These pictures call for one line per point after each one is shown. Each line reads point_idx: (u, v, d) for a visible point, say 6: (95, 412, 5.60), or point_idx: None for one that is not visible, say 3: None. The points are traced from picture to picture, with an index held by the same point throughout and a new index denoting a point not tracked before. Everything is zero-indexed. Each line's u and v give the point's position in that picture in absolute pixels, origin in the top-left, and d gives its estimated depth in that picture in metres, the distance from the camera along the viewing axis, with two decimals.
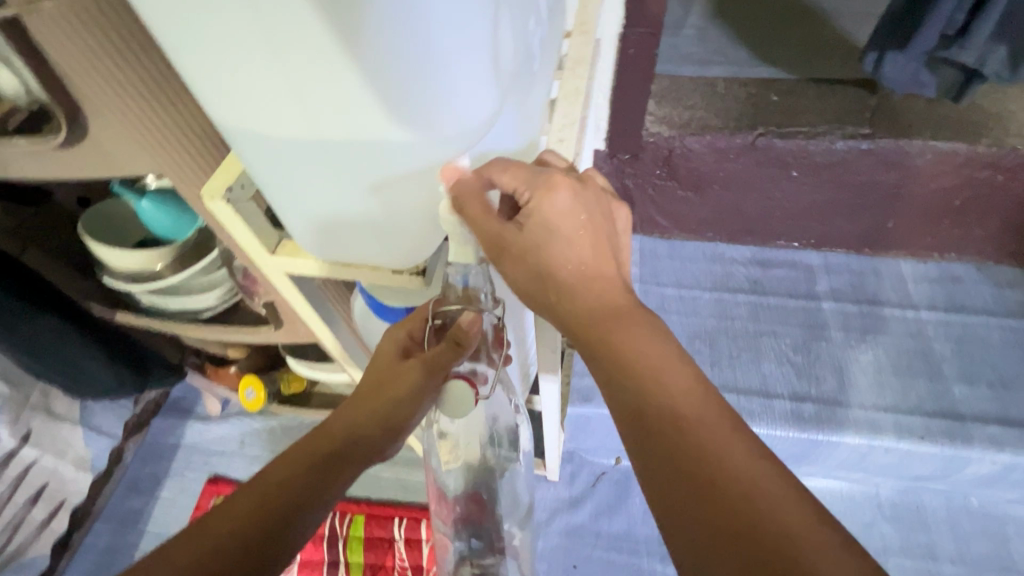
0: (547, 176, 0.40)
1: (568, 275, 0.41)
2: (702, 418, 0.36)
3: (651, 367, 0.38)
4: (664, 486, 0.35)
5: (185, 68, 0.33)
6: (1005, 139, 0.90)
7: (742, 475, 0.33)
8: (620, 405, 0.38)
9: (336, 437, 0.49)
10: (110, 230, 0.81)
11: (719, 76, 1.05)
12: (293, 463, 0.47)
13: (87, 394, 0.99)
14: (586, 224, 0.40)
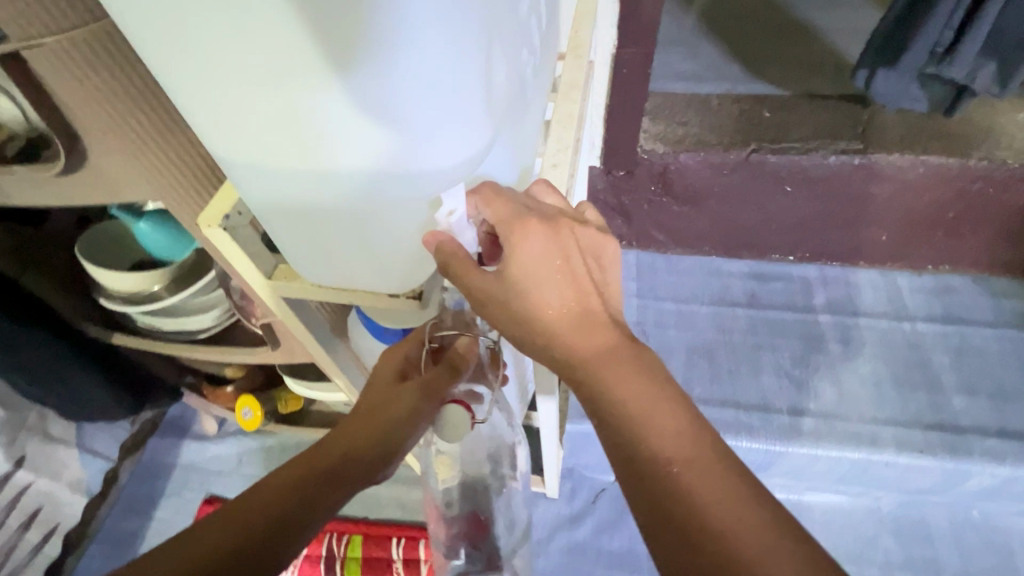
0: (522, 216, 0.39)
1: (553, 317, 0.39)
2: (690, 465, 0.35)
3: (638, 414, 0.37)
4: (654, 531, 0.35)
5: (181, 101, 0.34)
6: (996, 152, 0.91)
7: (730, 525, 0.33)
8: (615, 450, 0.38)
9: (333, 454, 0.48)
10: (108, 252, 0.81)
11: (712, 92, 1.07)
12: (291, 477, 0.46)
13: (81, 414, 0.98)
14: (563, 266, 0.39)
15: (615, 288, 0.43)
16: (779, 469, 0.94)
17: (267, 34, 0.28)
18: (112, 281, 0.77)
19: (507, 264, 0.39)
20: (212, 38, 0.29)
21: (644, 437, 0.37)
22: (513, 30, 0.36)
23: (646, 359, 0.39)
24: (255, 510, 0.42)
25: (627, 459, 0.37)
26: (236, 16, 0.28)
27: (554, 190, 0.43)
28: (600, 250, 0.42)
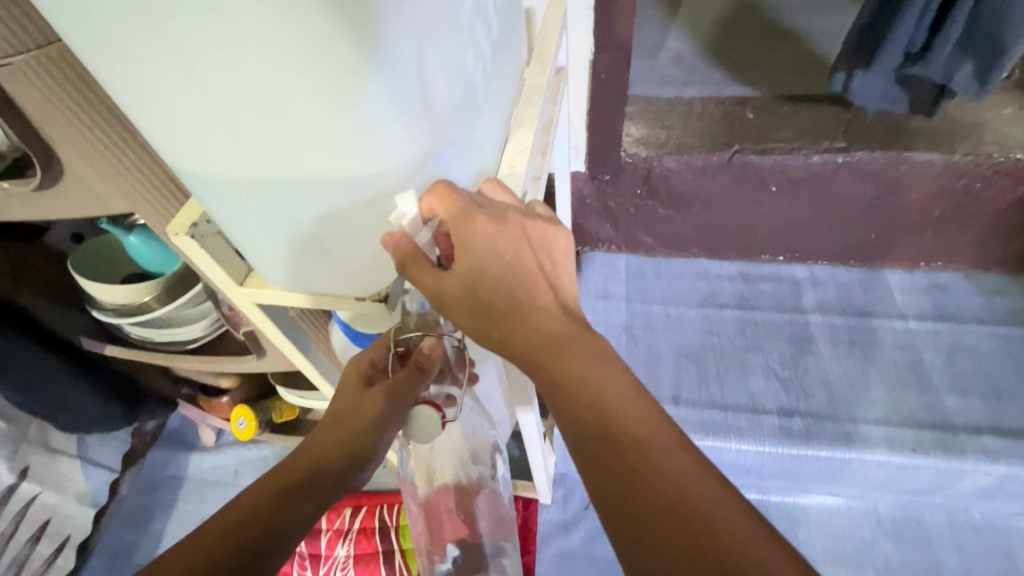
0: (470, 211, 0.39)
1: (506, 307, 0.40)
2: (644, 433, 0.37)
3: (596, 395, 0.38)
4: (609, 500, 0.37)
5: (133, 115, 0.35)
6: (981, 147, 0.91)
7: (682, 484, 0.35)
8: (570, 430, 0.39)
9: (303, 464, 0.51)
10: (99, 267, 0.82)
11: (696, 96, 1.08)
12: (259, 494, 0.48)
13: (81, 425, 1.01)
14: (515, 255, 0.40)
15: (569, 280, 0.43)
16: (770, 472, 0.94)
17: (201, 40, 0.30)
18: (105, 294, 0.79)
19: (462, 259, 0.40)
20: (147, 46, 0.30)
21: (601, 415, 0.38)
22: (450, 34, 0.37)
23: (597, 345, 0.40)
24: (221, 527, 0.45)
25: (585, 439, 0.38)
26: (170, 25, 0.29)
27: (503, 188, 0.44)
28: (550, 240, 0.43)
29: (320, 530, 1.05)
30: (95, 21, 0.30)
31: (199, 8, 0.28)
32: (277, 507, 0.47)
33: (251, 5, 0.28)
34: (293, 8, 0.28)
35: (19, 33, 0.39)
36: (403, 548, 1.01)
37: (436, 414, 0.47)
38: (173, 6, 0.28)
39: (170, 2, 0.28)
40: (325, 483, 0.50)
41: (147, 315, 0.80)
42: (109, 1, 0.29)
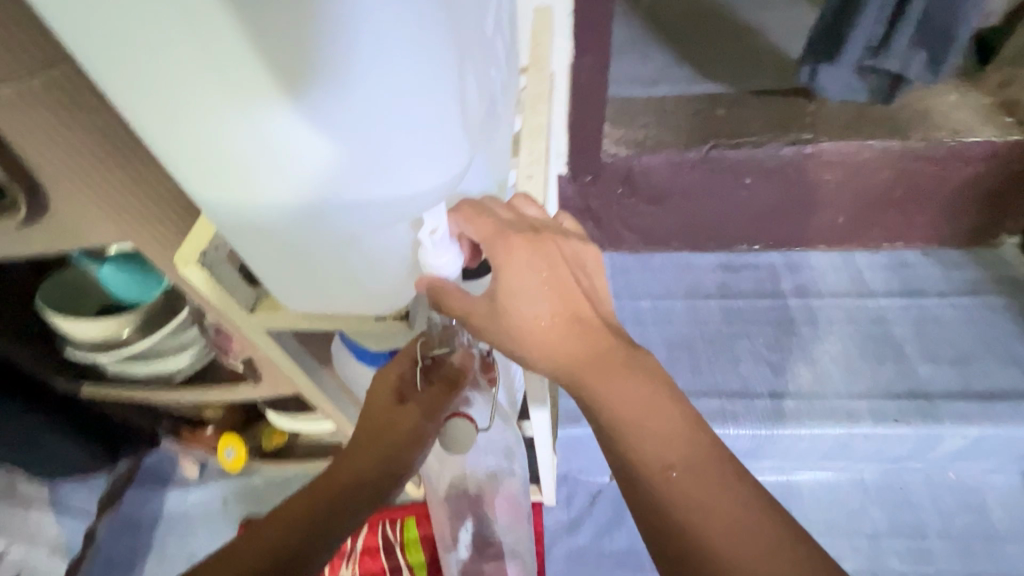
0: (504, 233, 0.40)
1: (542, 329, 0.40)
2: (689, 466, 0.37)
3: (632, 419, 0.39)
4: (643, 512, 0.38)
5: (155, 141, 0.34)
6: (933, 132, 0.97)
7: (724, 528, 0.35)
8: (607, 445, 0.40)
9: (334, 484, 0.49)
10: (72, 300, 0.78)
11: (667, 94, 1.11)
12: (289, 517, 0.47)
13: (54, 471, 0.93)
14: (550, 274, 0.40)
15: (602, 290, 0.44)
16: (766, 452, 0.97)
17: (239, 71, 0.29)
18: (79, 330, 0.74)
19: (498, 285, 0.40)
20: (180, 69, 0.29)
21: (639, 442, 0.38)
22: (479, 50, 0.37)
23: (639, 360, 0.40)
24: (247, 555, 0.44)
25: (619, 453, 0.39)
26: (208, 55, 0.29)
27: (532, 202, 0.45)
28: (580, 253, 0.44)
29: None
30: (125, 51, 0.29)
31: (240, 39, 0.28)
32: (316, 527, 0.47)
33: (295, 37, 0.27)
34: (339, 27, 0.28)
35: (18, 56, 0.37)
36: (409, 566, 0.99)
37: (471, 426, 0.47)
38: (213, 37, 0.28)
39: (210, 33, 0.27)
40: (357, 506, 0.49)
41: (125, 349, 0.77)
42: (145, 31, 0.28)
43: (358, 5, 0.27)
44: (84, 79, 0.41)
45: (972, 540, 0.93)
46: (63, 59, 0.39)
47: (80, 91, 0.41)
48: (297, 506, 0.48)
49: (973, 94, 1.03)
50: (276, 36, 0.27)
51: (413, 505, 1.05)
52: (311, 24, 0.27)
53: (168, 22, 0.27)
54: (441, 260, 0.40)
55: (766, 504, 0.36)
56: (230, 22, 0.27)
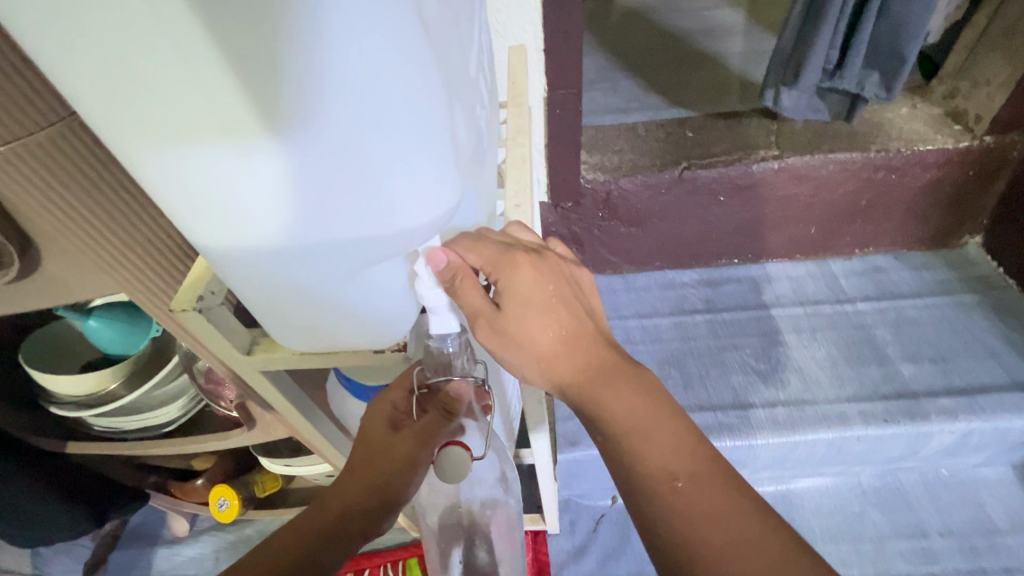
0: (508, 256, 0.42)
1: (549, 343, 0.42)
2: (693, 479, 0.38)
3: (637, 430, 0.40)
4: (650, 526, 0.38)
5: (154, 187, 0.35)
6: (891, 143, 1.02)
7: (728, 543, 0.35)
8: (612, 458, 0.41)
9: (322, 518, 0.48)
10: (57, 357, 0.77)
11: (638, 120, 1.16)
12: (268, 559, 0.46)
13: (35, 539, 0.88)
14: (554, 293, 0.43)
15: (602, 314, 0.47)
16: (763, 463, 0.98)
17: (244, 114, 0.30)
18: (64, 386, 0.72)
19: (502, 308, 0.42)
20: (182, 114, 0.31)
21: (646, 454, 0.39)
22: (466, 86, 0.40)
23: (640, 375, 0.42)
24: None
25: (625, 465, 0.40)
26: (214, 103, 0.30)
27: (525, 228, 0.48)
28: (576, 278, 0.46)
29: None
30: (127, 100, 0.30)
31: (247, 86, 0.29)
32: (308, 555, 0.47)
33: (299, 79, 0.29)
34: (338, 67, 0.29)
35: (18, 118, 0.38)
36: None
37: (466, 455, 0.44)
38: (220, 86, 0.29)
39: (219, 82, 0.29)
40: (342, 540, 0.48)
41: (111, 403, 0.74)
42: (149, 84, 0.29)
43: (355, 48, 0.29)
44: (85, 131, 0.42)
45: (972, 535, 0.95)
46: (67, 113, 0.40)
47: (82, 144, 0.42)
48: (278, 547, 0.47)
49: (922, 106, 1.10)
50: (282, 79, 0.29)
51: (415, 545, 1.03)
52: (315, 66, 0.29)
53: (172, 75, 0.29)
54: (433, 293, 0.41)
55: (768, 518, 0.36)
56: (238, 68, 0.28)
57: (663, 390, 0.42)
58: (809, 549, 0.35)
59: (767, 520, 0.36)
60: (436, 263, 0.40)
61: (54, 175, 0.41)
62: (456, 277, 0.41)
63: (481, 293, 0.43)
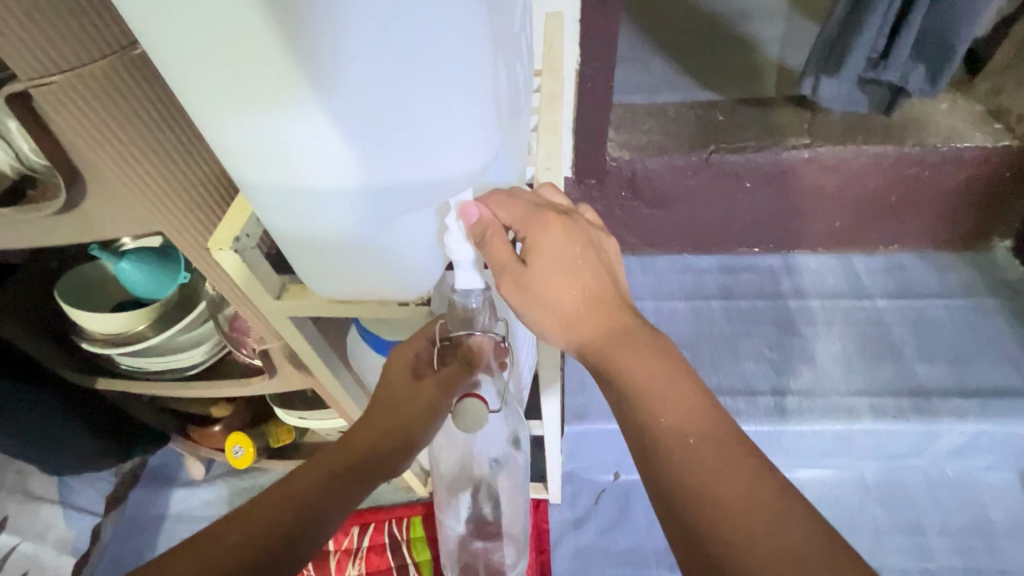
0: (539, 215, 0.43)
1: (573, 303, 0.43)
2: (704, 438, 0.39)
3: (653, 391, 0.41)
4: (658, 481, 0.39)
5: (206, 124, 0.36)
6: (926, 138, 1.00)
7: (737, 498, 0.36)
8: (627, 419, 0.42)
9: (348, 453, 0.51)
10: (89, 296, 0.80)
11: (668, 101, 1.14)
12: (297, 486, 0.48)
13: (65, 467, 0.93)
14: (582, 255, 0.43)
15: (625, 282, 0.47)
16: (768, 449, 0.99)
17: (288, 65, 0.31)
18: (95, 323, 0.75)
19: (528, 265, 0.43)
20: (236, 52, 0.31)
21: (660, 413, 0.40)
22: (510, 41, 0.40)
23: (658, 342, 0.43)
24: (251, 526, 0.45)
25: (638, 424, 0.41)
26: (268, 41, 0.31)
27: (557, 191, 0.48)
28: (603, 244, 0.47)
29: (328, 553, 1.02)
30: (186, 36, 0.31)
31: (301, 25, 0.30)
32: (334, 485, 0.49)
33: (352, 23, 0.30)
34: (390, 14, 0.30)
35: (75, 47, 0.40)
36: (414, 563, 0.99)
37: (482, 406, 0.46)
38: (276, 27, 0.30)
39: (275, 22, 0.30)
40: (367, 475, 0.50)
41: (138, 343, 0.77)
42: (208, 20, 0.30)
43: None
44: (138, 67, 0.44)
45: (970, 535, 0.96)
46: (122, 49, 0.42)
47: (135, 79, 0.44)
48: (306, 476, 0.49)
49: (963, 102, 1.07)
50: (325, 30, 0.30)
51: (420, 505, 1.06)
52: (357, 17, 0.30)
53: (230, 11, 0.30)
54: (461, 247, 0.42)
55: (774, 481, 0.37)
56: (284, 19, 0.29)
57: (679, 358, 0.43)
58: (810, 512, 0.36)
59: (773, 482, 0.37)
60: (467, 217, 0.41)
61: (108, 108, 0.43)
62: (486, 230, 0.41)
63: (510, 249, 0.43)
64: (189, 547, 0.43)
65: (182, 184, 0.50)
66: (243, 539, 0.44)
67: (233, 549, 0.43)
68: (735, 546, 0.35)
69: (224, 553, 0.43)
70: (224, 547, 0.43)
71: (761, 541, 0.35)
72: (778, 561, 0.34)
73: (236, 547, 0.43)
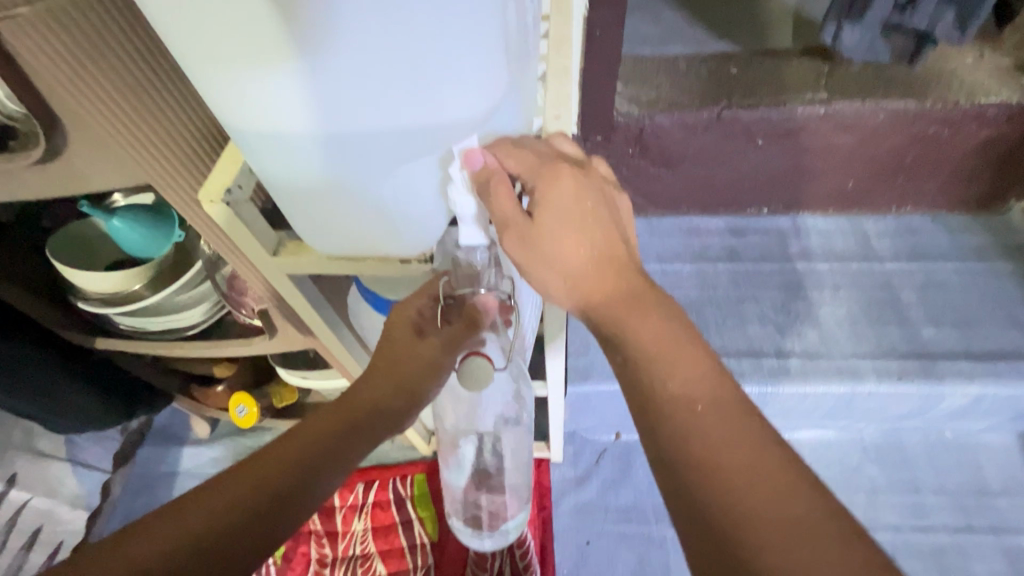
0: (548, 165, 0.41)
1: (582, 261, 0.41)
2: (713, 405, 0.36)
3: (662, 356, 0.38)
4: (659, 448, 0.37)
5: (190, 65, 0.33)
6: (949, 94, 0.96)
7: (743, 468, 0.33)
8: (631, 385, 0.39)
9: (351, 408, 0.50)
10: (83, 254, 0.78)
11: (680, 54, 1.09)
12: (300, 440, 0.47)
13: (72, 426, 0.94)
14: (593, 210, 0.41)
15: (636, 243, 0.45)
16: (770, 411, 1.00)
17: None
18: (90, 283, 0.73)
19: (534, 218, 0.41)
20: None
21: (667, 377, 0.38)
22: None
23: (667, 303, 0.41)
24: (257, 478, 0.44)
25: (641, 387, 0.39)
26: None
27: (568, 141, 0.46)
28: (615, 201, 0.44)
29: (333, 508, 1.04)
30: None
31: None
32: (336, 440, 0.48)
33: None
34: None
35: None
36: (419, 518, 1.01)
37: (489, 365, 0.45)
38: None
39: None
40: (370, 430, 0.50)
41: (136, 303, 0.76)
42: None
43: None
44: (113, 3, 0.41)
45: (967, 494, 0.97)
46: None
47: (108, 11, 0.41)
48: (308, 431, 0.48)
49: (990, 56, 1.02)
50: None
51: (423, 463, 1.08)
52: None
53: None
54: (464, 199, 0.40)
55: (785, 455, 0.34)
56: None
57: (688, 323, 0.40)
58: (825, 490, 0.33)
59: (784, 455, 0.34)
60: (472, 163, 0.39)
61: (81, 45, 0.40)
62: (491, 177, 0.39)
63: (514, 201, 0.41)
64: (189, 498, 0.42)
65: (169, 129, 0.47)
66: (250, 491, 0.43)
67: (241, 501, 0.43)
68: (734, 521, 0.32)
69: (230, 504, 0.42)
70: (232, 499, 0.42)
71: (765, 515, 0.32)
72: (786, 536, 0.31)
73: (238, 502, 0.42)
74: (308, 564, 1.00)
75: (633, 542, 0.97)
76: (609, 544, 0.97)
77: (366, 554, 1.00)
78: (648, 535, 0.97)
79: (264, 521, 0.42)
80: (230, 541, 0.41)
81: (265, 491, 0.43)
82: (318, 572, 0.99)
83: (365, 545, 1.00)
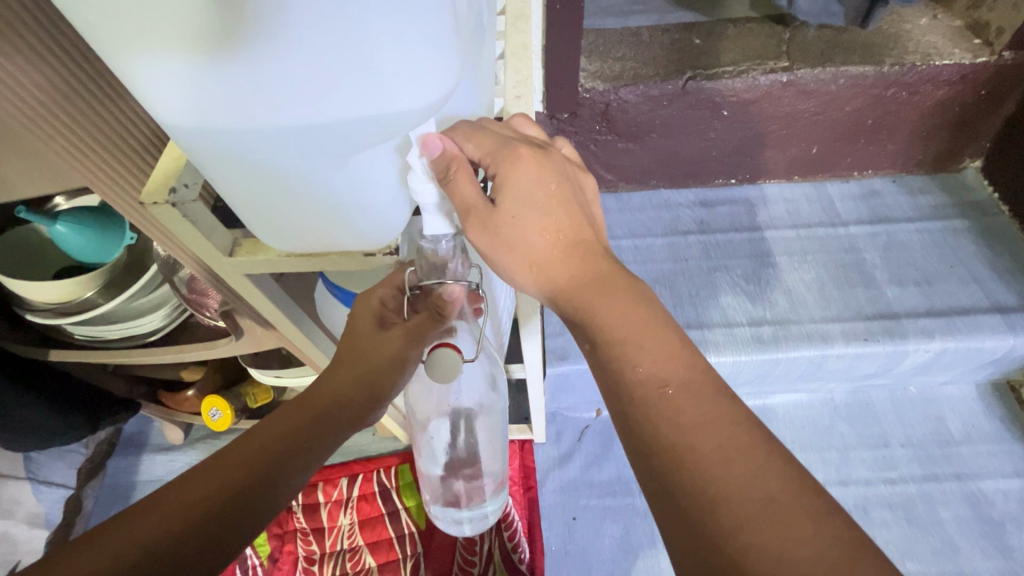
0: (510, 147, 0.40)
1: (546, 246, 0.41)
2: (683, 387, 0.36)
3: (633, 340, 0.38)
4: (633, 434, 0.36)
5: (111, 54, 0.30)
6: (906, 57, 0.97)
7: (714, 449, 0.33)
8: (602, 372, 0.39)
9: (311, 407, 0.49)
10: (25, 263, 0.73)
11: (642, 25, 1.07)
12: (262, 440, 0.46)
13: (32, 443, 0.90)
14: (557, 193, 0.41)
15: (602, 224, 0.44)
16: (744, 378, 1.02)
17: None
18: (36, 293, 0.69)
19: (497, 205, 0.40)
20: None
21: (638, 360, 0.37)
22: None
23: (634, 285, 0.41)
24: (216, 482, 0.42)
25: (612, 373, 0.38)
26: None
27: (530, 123, 0.44)
28: (580, 183, 0.43)
29: (318, 504, 1.03)
30: None
31: None
32: (300, 437, 0.47)
33: None
34: None
35: None
36: (405, 508, 1.01)
37: (456, 356, 0.44)
38: None
39: None
40: (333, 426, 0.49)
41: (89, 312, 0.72)
42: None
43: None
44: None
45: (931, 444, 1.02)
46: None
47: None
48: (268, 432, 0.47)
49: (943, 17, 1.03)
50: None
51: (406, 454, 1.07)
52: None
53: None
54: (425, 187, 0.38)
55: (755, 431, 0.34)
56: None
57: (658, 305, 0.40)
58: (794, 463, 0.33)
59: (756, 432, 0.34)
60: (431, 151, 0.38)
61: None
62: (449, 162, 0.38)
63: (475, 187, 0.40)
64: (148, 503, 0.40)
65: (101, 129, 0.44)
66: (208, 493, 0.41)
67: (199, 502, 0.41)
68: (705, 500, 0.32)
69: (189, 505, 0.40)
70: (189, 502, 0.40)
71: (735, 493, 0.32)
72: (758, 514, 0.31)
73: (195, 505, 0.40)
74: (295, 561, 0.99)
75: (617, 515, 0.99)
76: (595, 519, 0.98)
77: (354, 547, 0.99)
78: (632, 507, 0.99)
79: (224, 524, 0.40)
80: (186, 543, 0.38)
81: (226, 494, 0.42)
82: (306, 569, 0.98)
83: (353, 538, 1.00)
